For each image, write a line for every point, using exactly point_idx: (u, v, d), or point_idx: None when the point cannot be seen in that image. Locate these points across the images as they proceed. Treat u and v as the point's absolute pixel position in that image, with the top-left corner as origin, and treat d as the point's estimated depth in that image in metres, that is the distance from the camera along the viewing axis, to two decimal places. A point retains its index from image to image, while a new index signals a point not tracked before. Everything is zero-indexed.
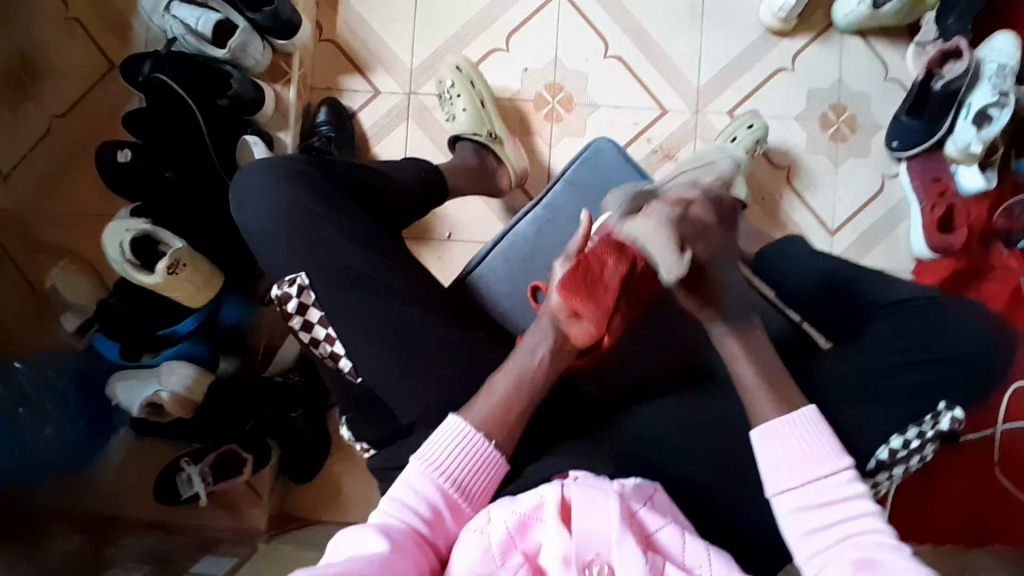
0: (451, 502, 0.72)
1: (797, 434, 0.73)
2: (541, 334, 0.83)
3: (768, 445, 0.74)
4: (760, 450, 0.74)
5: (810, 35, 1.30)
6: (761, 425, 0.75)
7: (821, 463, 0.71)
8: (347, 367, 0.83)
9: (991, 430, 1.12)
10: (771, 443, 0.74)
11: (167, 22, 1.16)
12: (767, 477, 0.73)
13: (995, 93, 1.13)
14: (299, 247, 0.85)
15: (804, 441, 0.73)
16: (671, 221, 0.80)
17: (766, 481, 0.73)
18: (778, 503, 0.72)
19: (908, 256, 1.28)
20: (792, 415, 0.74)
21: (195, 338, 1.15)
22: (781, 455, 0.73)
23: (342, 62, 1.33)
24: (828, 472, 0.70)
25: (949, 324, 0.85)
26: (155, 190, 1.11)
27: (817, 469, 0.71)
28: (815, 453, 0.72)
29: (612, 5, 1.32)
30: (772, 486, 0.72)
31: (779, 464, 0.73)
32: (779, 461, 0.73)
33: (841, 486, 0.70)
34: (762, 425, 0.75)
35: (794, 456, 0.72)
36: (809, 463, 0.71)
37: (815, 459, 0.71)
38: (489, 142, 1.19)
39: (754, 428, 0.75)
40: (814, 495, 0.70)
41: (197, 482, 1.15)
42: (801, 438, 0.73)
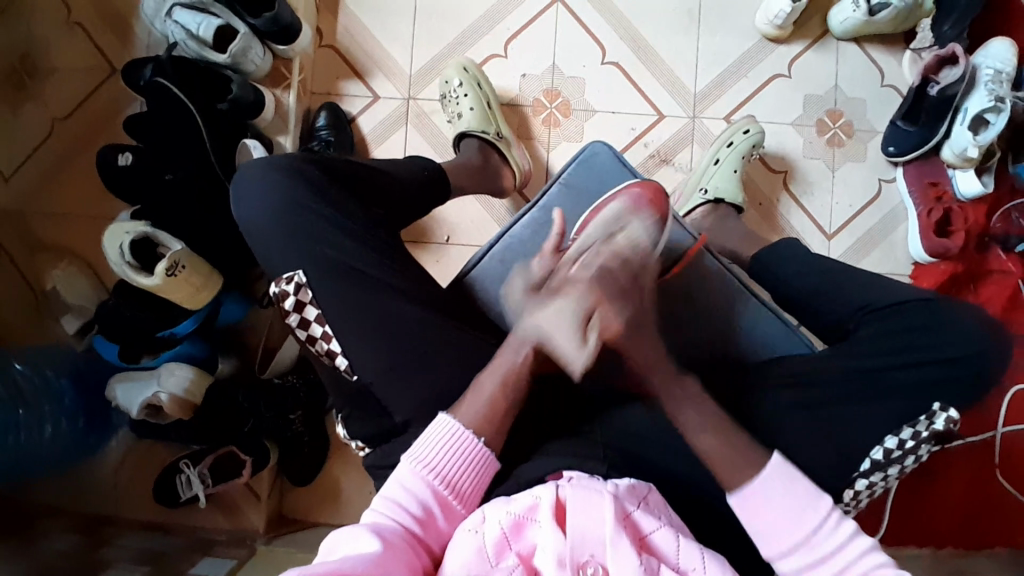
0: (442, 500, 0.72)
1: (774, 496, 0.75)
2: (524, 334, 0.82)
3: (753, 509, 0.75)
4: (746, 518, 0.76)
5: (805, 42, 1.31)
6: (737, 492, 0.76)
7: (810, 516, 0.73)
8: (344, 365, 0.83)
9: (991, 433, 1.11)
10: (754, 509, 0.75)
11: (168, 27, 1.18)
12: (760, 542, 0.75)
13: (991, 98, 1.14)
14: (296, 246, 0.85)
15: (787, 501, 0.74)
16: (569, 317, 0.82)
17: (762, 546, 0.75)
18: (782, 566, 0.74)
19: (906, 261, 1.28)
20: (763, 474, 0.75)
21: (196, 339, 1.17)
22: (769, 518, 0.74)
23: (342, 68, 1.35)
24: (819, 523, 0.73)
25: (945, 324, 0.85)
26: (155, 193, 1.11)
27: (806, 523, 0.73)
28: (801, 510, 0.74)
29: (609, 12, 1.33)
30: (769, 549, 0.74)
31: (767, 528, 0.74)
32: (770, 524, 0.74)
33: (838, 531, 0.73)
34: (737, 490, 0.76)
35: (782, 516, 0.74)
36: (798, 520, 0.73)
37: (800, 514, 0.74)
38: (496, 140, 1.20)
39: (730, 496, 0.76)
40: (814, 547, 0.73)
41: (196, 483, 1.14)
42: (784, 496, 0.74)
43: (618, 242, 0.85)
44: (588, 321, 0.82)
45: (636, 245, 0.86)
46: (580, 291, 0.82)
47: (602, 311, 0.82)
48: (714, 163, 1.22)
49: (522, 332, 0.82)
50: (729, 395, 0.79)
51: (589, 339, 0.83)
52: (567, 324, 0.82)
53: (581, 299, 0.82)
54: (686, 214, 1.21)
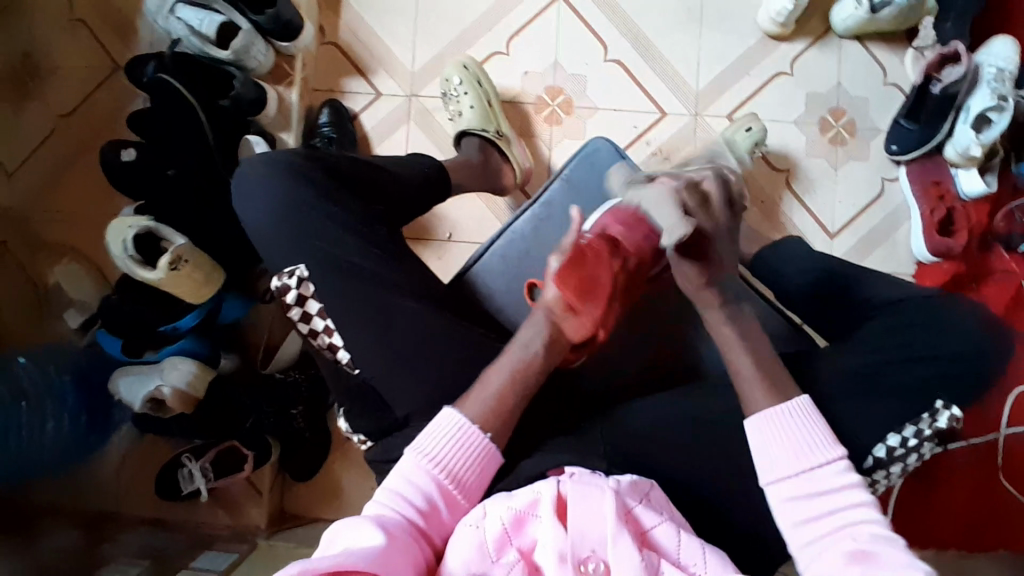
0: (446, 493, 0.72)
1: (793, 423, 0.73)
2: (536, 327, 0.83)
3: (764, 434, 0.74)
4: (754, 444, 0.74)
5: (808, 40, 1.31)
6: (754, 415, 0.75)
7: (816, 452, 0.72)
8: (346, 358, 0.83)
9: (994, 435, 1.11)
10: (763, 431, 0.74)
11: (171, 23, 1.17)
12: (760, 467, 0.73)
13: (994, 97, 1.13)
14: (298, 241, 0.85)
15: (796, 433, 0.73)
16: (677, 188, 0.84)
17: (760, 471, 0.73)
18: (771, 493, 0.72)
19: (909, 259, 1.27)
20: (788, 403, 0.74)
21: (195, 337, 1.17)
22: (773, 443, 0.73)
23: (344, 65, 1.35)
24: (823, 461, 0.71)
25: (944, 326, 0.85)
26: (157, 188, 1.11)
27: (808, 460, 0.71)
28: (809, 444, 0.72)
29: (611, 10, 1.33)
30: (766, 476, 0.72)
31: (773, 454, 0.73)
32: (773, 448, 0.73)
33: (837, 475, 0.70)
34: (759, 410, 0.75)
35: (788, 444, 0.72)
36: (803, 452, 0.72)
37: (806, 451, 0.72)
38: (495, 138, 1.20)
39: (748, 416, 0.75)
40: (811, 484, 0.70)
41: (198, 478, 1.15)
42: (797, 428, 0.73)
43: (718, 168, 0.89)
44: (686, 207, 0.83)
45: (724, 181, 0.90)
46: (674, 185, 0.85)
47: (706, 200, 0.84)
48: (716, 161, 1.22)
49: (558, 318, 0.83)
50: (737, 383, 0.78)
51: (687, 224, 0.82)
52: (669, 202, 0.83)
53: (677, 190, 0.84)
54: None
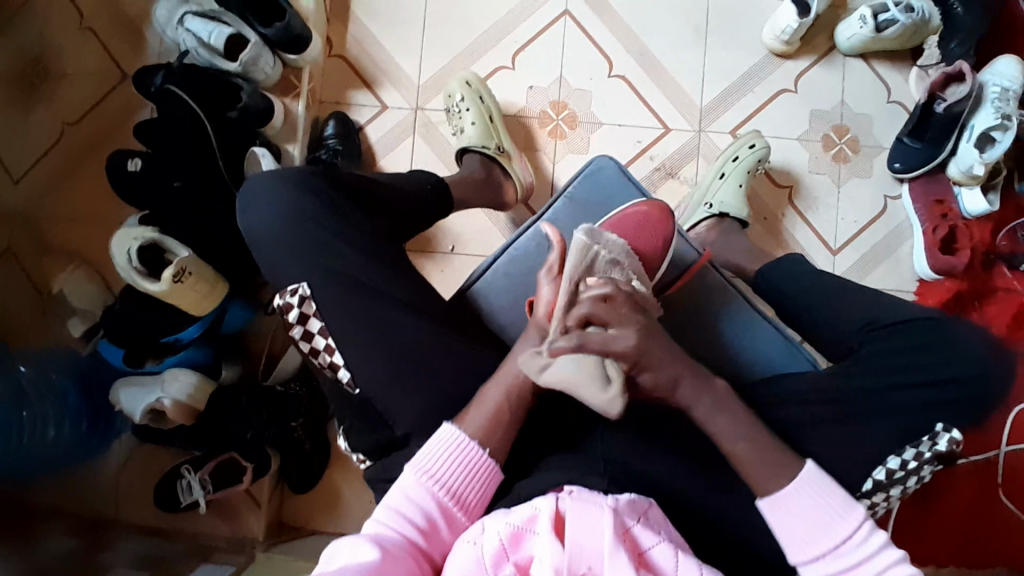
0: (446, 510, 0.73)
1: (808, 503, 0.74)
2: (528, 344, 0.80)
3: (783, 517, 0.74)
4: (773, 524, 0.74)
5: (812, 58, 1.32)
6: (766, 498, 0.75)
7: (838, 528, 0.72)
8: (346, 378, 0.83)
9: (994, 452, 1.11)
10: (782, 517, 0.74)
11: (181, 35, 1.19)
12: (789, 549, 0.73)
13: (998, 116, 1.14)
14: (301, 258, 0.86)
15: (813, 509, 0.73)
16: (578, 359, 0.73)
17: (787, 551, 0.74)
18: (806, 574, 0.73)
19: (911, 276, 1.27)
20: (795, 481, 0.75)
21: (200, 346, 1.18)
22: (795, 521, 0.74)
23: (351, 77, 1.36)
24: (850, 530, 0.72)
25: (945, 349, 0.84)
26: (164, 199, 1.12)
27: (837, 533, 0.72)
28: (829, 519, 0.73)
29: (618, 26, 1.34)
30: (797, 555, 0.73)
31: (797, 534, 0.73)
32: (794, 530, 0.73)
33: (865, 542, 0.72)
34: (766, 493, 0.75)
35: (807, 522, 0.73)
36: (827, 528, 0.72)
37: (831, 525, 0.72)
38: (497, 155, 1.20)
39: (758, 499, 0.75)
40: (843, 555, 0.71)
41: (197, 489, 1.15)
42: (812, 505, 0.74)
43: (614, 274, 0.80)
44: (603, 367, 0.72)
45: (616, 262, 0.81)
46: (572, 350, 0.73)
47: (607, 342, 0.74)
48: (719, 177, 1.22)
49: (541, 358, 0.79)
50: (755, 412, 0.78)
51: (618, 384, 0.72)
52: (584, 375, 0.72)
53: (578, 351, 0.73)
54: (690, 228, 1.21)
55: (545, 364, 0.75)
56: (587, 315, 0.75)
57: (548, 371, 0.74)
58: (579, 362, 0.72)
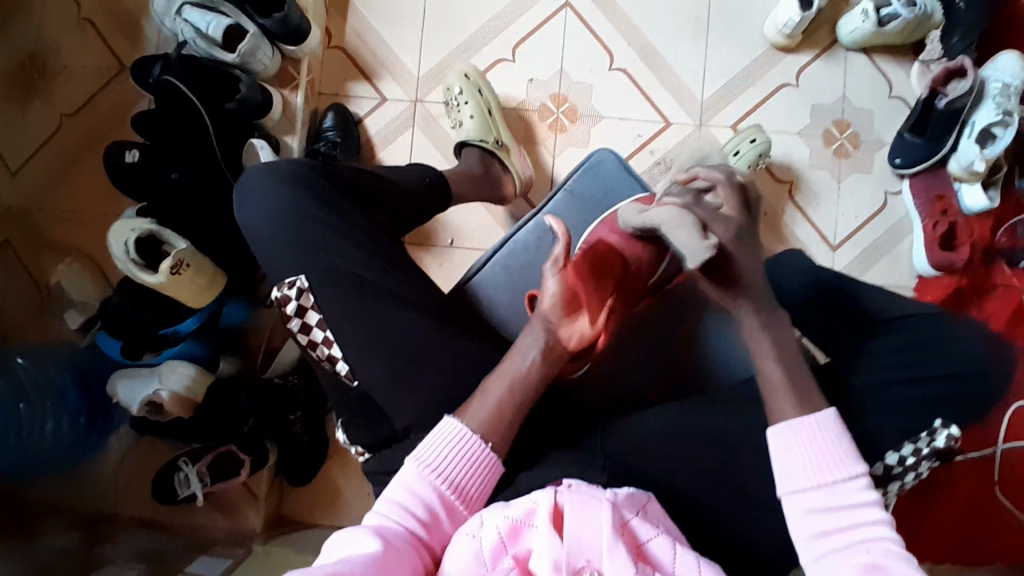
0: (447, 503, 0.73)
1: (814, 438, 0.72)
2: (532, 340, 0.82)
3: (785, 446, 0.73)
4: (774, 449, 0.74)
5: (813, 52, 1.31)
6: (779, 422, 0.74)
7: (835, 469, 0.70)
8: (345, 370, 0.83)
9: (992, 449, 1.05)
10: (787, 441, 0.73)
11: (178, 26, 1.18)
12: (779, 478, 0.72)
13: (999, 112, 1.13)
14: (300, 251, 0.86)
15: (818, 443, 0.72)
16: (682, 206, 0.80)
17: (778, 479, 0.72)
18: (787, 503, 0.71)
19: (910, 272, 1.28)
20: (814, 415, 0.73)
21: (196, 338, 1.17)
22: (797, 452, 0.72)
23: (349, 69, 1.35)
24: (844, 477, 0.70)
25: (945, 346, 0.84)
26: (162, 191, 1.11)
27: (830, 474, 0.70)
28: (828, 455, 0.71)
29: (618, 19, 1.33)
30: (786, 487, 0.71)
31: (792, 466, 0.72)
32: (793, 459, 0.72)
33: (856, 492, 0.69)
34: (779, 421, 0.74)
35: (807, 454, 0.71)
36: (823, 469, 0.70)
37: (827, 465, 0.70)
38: (495, 149, 1.20)
39: (770, 425, 0.75)
40: (830, 497, 0.69)
41: (194, 482, 1.14)
42: (819, 439, 0.72)
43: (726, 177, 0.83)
44: (701, 227, 0.77)
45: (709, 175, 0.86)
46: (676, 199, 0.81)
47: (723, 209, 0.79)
48: None
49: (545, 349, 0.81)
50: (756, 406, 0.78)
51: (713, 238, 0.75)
52: (679, 220, 0.78)
53: (678, 203, 0.81)
54: None
55: (646, 213, 0.84)
56: (704, 185, 0.82)
57: (650, 214, 0.83)
58: (669, 209, 0.81)
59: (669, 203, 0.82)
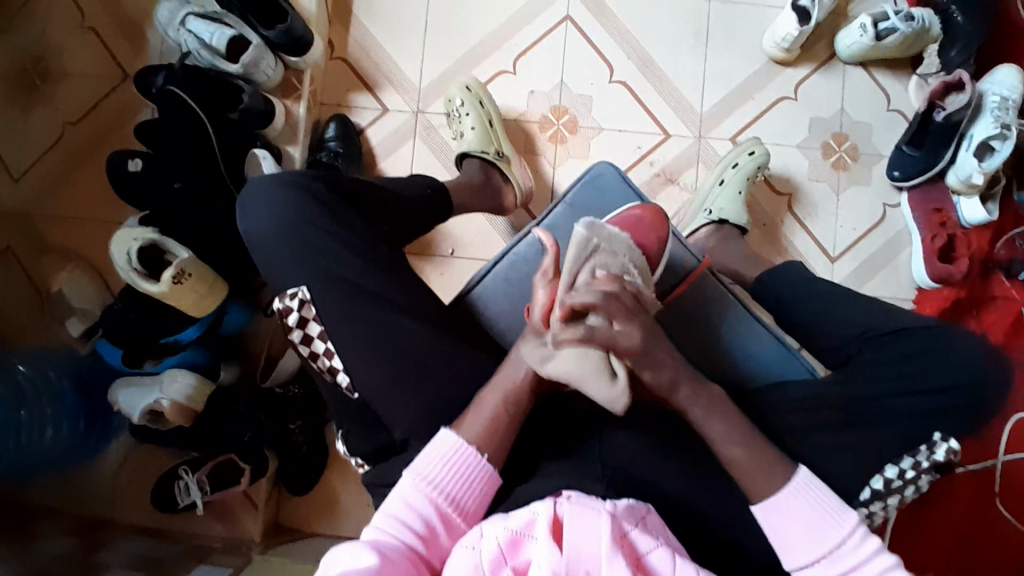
0: (445, 516, 0.73)
1: (800, 507, 0.75)
2: (525, 357, 0.80)
3: (777, 522, 0.75)
4: (768, 528, 0.76)
5: (812, 65, 1.32)
6: (759, 504, 0.76)
7: (832, 533, 0.74)
8: (345, 382, 0.84)
9: (992, 460, 1.12)
10: (776, 519, 0.75)
11: (182, 36, 1.19)
12: (783, 554, 0.75)
13: (997, 125, 1.14)
14: (301, 261, 0.86)
15: (807, 516, 0.74)
16: (579, 341, 0.75)
17: (783, 555, 0.75)
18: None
19: (909, 284, 1.28)
20: (791, 484, 0.76)
21: (197, 347, 1.18)
22: (792, 527, 0.75)
23: (352, 80, 1.36)
24: (842, 536, 0.73)
25: (943, 359, 0.85)
26: (164, 201, 1.12)
27: (829, 540, 0.73)
28: (822, 524, 0.74)
29: (619, 32, 1.34)
30: (792, 562, 0.75)
31: (790, 540, 0.75)
32: (788, 534, 0.75)
33: (860, 547, 0.73)
34: (762, 502, 0.76)
35: (802, 527, 0.74)
36: (820, 535, 0.74)
37: (824, 531, 0.74)
38: (496, 160, 1.20)
39: (754, 508, 0.76)
40: (835, 560, 0.73)
41: (195, 491, 1.14)
42: (808, 510, 0.75)
43: (616, 261, 0.80)
44: (605, 360, 0.75)
45: (616, 256, 0.80)
46: (571, 336, 0.75)
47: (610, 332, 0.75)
48: (718, 184, 1.23)
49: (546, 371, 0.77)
50: (747, 421, 0.79)
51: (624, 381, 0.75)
52: (587, 362, 0.74)
53: (576, 338, 0.75)
54: (689, 233, 1.21)
55: (548, 354, 0.77)
56: (586, 300, 0.76)
57: (552, 358, 0.77)
58: (570, 351, 0.75)
59: (565, 342, 0.76)
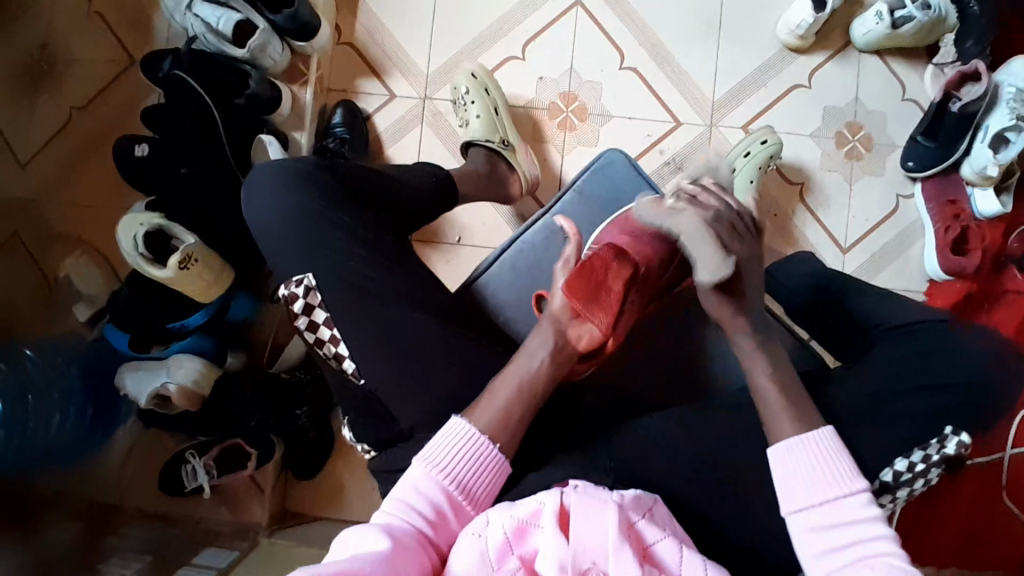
0: (455, 502, 0.73)
1: (815, 458, 0.73)
2: (541, 338, 0.81)
3: (785, 465, 0.74)
4: (775, 468, 0.74)
5: (826, 53, 1.30)
6: (778, 443, 0.75)
7: (837, 487, 0.71)
8: (351, 368, 0.83)
9: (1000, 454, 1.10)
10: (787, 462, 0.73)
11: (188, 21, 1.18)
12: (782, 496, 0.73)
13: (1013, 117, 1.13)
14: (307, 249, 0.86)
15: (819, 463, 0.72)
16: (709, 216, 0.81)
17: (781, 496, 0.73)
18: (792, 521, 0.72)
19: (920, 276, 1.26)
20: (814, 431, 0.74)
21: (204, 334, 1.16)
22: (799, 471, 0.73)
23: (359, 65, 1.35)
24: (846, 492, 0.71)
25: (957, 352, 0.84)
26: (169, 185, 1.11)
27: (832, 491, 0.71)
28: (831, 475, 0.72)
29: (629, 18, 1.32)
30: (789, 504, 0.72)
31: (793, 483, 0.72)
32: (794, 478, 0.73)
33: (858, 508, 0.70)
34: (781, 441, 0.74)
35: (811, 474, 0.72)
36: (826, 485, 0.71)
37: (830, 481, 0.71)
38: (501, 149, 1.19)
39: (771, 445, 0.75)
40: (831, 513, 0.70)
41: (202, 474, 1.15)
42: (821, 458, 0.73)
43: (724, 188, 0.90)
44: (726, 235, 0.81)
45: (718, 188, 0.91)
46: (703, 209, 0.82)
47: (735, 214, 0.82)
48: (729, 173, 1.22)
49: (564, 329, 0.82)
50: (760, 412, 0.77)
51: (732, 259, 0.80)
52: (709, 231, 0.80)
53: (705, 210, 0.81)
54: None
55: (674, 215, 0.83)
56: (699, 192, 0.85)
57: (677, 218, 0.83)
58: (698, 213, 0.81)
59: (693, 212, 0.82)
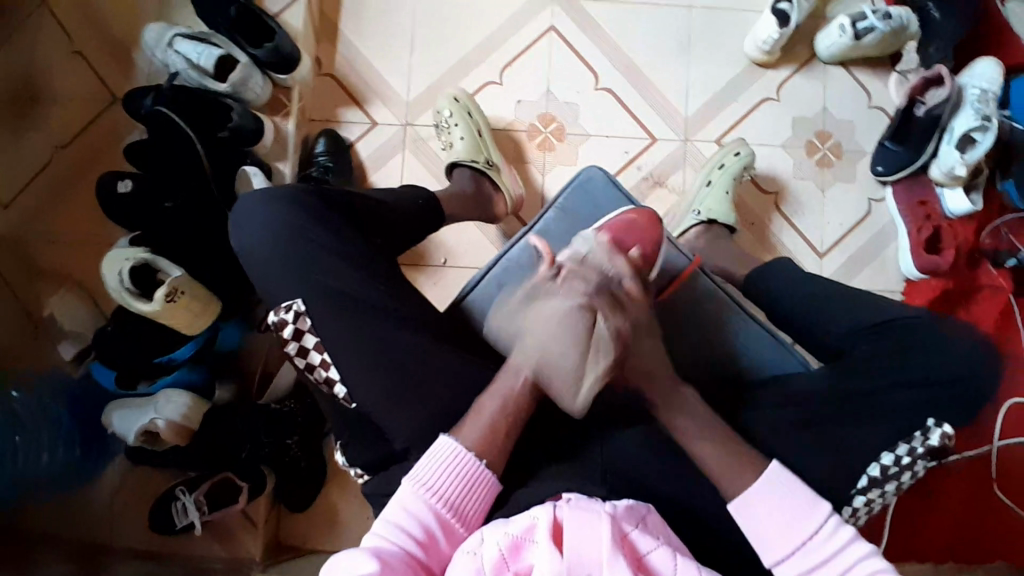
0: (445, 522, 0.73)
1: (772, 501, 0.76)
2: (524, 359, 0.82)
3: (750, 515, 0.76)
4: (741, 522, 0.77)
5: (793, 67, 1.34)
6: (735, 500, 0.77)
7: (803, 526, 0.75)
8: (342, 393, 0.84)
9: (988, 447, 1.12)
10: (751, 513, 0.76)
11: (169, 57, 1.20)
12: (760, 549, 0.76)
13: (978, 117, 1.16)
14: (294, 275, 0.86)
15: (780, 507, 0.76)
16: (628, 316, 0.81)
17: (760, 549, 0.76)
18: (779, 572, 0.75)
19: (897, 277, 1.29)
20: (763, 478, 0.77)
21: (192, 366, 1.17)
22: (766, 522, 0.76)
23: (341, 95, 1.37)
24: (813, 529, 0.74)
25: (934, 348, 0.86)
26: (154, 220, 1.11)
27: (803, 531, 0.74)
28: (796, 516, 0.75)
29: (602, 40, 1.36)
30: (767, 556, 0.75)
31: (764, 536, 0.76)
32: (766, 530, 0.76)
33: (832, 537, 0.74)
34: (739, 497, 0.77)
35: (775, 521, 0.76)
36: (794, 526, 0.75)
37: (798, 522, 0.75)
38: (486, 169, 1.21)
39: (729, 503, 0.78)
40: (809, 551, 0.74)
41: (193, 511, 1.12)
42: (778, 504, 0.76)
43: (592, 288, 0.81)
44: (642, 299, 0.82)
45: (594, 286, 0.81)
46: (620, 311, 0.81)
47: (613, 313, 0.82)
48: (706, 185, 1.24)
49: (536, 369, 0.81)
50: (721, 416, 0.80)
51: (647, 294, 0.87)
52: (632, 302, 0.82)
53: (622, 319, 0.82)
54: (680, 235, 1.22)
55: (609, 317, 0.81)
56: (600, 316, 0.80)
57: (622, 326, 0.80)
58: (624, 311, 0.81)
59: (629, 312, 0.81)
